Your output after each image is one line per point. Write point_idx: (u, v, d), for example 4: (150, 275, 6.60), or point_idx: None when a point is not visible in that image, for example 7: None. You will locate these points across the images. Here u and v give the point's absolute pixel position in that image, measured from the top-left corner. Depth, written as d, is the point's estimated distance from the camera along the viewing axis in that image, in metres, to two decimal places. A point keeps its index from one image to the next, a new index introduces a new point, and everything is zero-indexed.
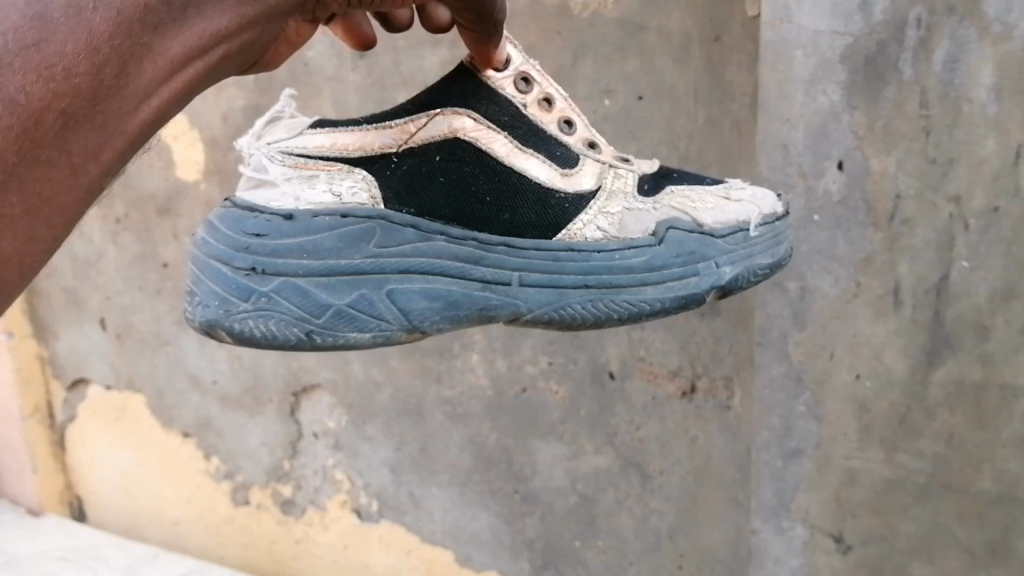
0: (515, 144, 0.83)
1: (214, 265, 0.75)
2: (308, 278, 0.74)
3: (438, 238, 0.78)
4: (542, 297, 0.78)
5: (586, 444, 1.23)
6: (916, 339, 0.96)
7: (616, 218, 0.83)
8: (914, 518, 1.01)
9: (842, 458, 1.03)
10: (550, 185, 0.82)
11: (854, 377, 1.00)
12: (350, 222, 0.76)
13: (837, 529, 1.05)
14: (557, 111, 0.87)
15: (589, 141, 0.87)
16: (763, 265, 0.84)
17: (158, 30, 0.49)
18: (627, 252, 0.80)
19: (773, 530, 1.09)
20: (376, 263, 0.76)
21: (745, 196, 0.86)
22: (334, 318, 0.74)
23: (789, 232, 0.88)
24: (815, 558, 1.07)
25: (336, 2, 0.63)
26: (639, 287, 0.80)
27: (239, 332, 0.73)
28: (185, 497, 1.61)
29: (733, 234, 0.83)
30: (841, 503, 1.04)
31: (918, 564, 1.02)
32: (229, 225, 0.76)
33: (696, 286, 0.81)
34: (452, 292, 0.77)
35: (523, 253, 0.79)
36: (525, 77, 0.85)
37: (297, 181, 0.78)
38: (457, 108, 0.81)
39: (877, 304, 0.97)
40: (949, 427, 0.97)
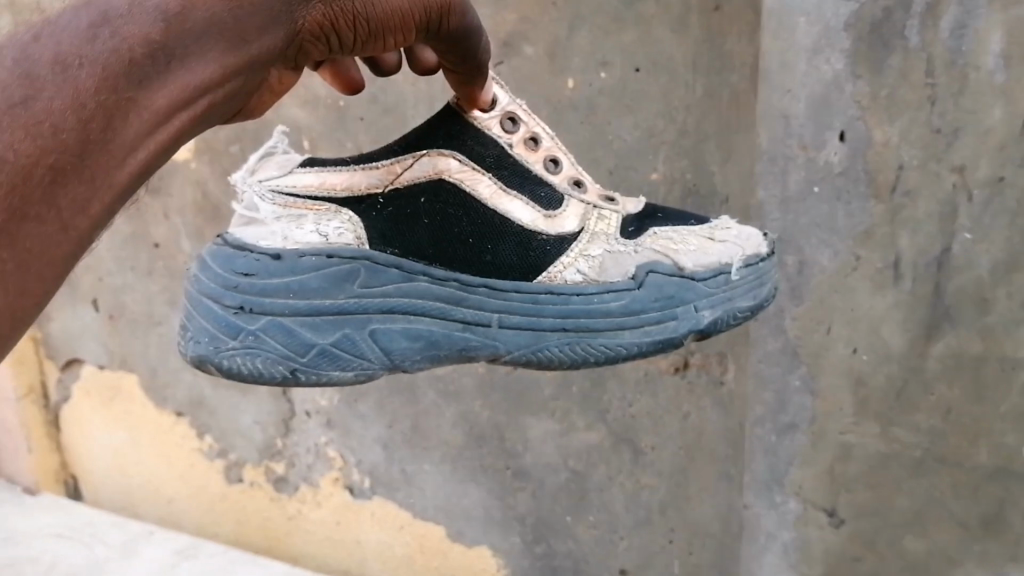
0: (500, 185, 0.81)
1: (205, 301, 0.74)
2: (295, 318, 0.72)
3: (421, 279, 0.75)
4: (521, 339, 0.77)
5: (578, 421, 1.22)
6: (915, 312, 0.96)
7: (596, 261, 0.82)
8: (909, 492, 1.00)
9: (837, 433, 1.02)
10: (533, 228, 0.81)
11: (851, 351, 0.99)
12: (334, 263, 0.73)
13: (830, 504, 1.04)
14: (543, 150, 0.85)
15: (574, 180, 0.86)
16: (743, 308, 0.83)
17: (142, 84, 0.51)
18: (606, 295, 0.79)
19: (767, 504, 1.08)
20: (359, 303, 0.73)
21: (729, 238, 0.85)
22: (318, 357, 0.72)
23: (773, 273, 0.87)
24: (807, 533, 1.06)
25: (317, 49, 0.61)
26: (617, 330, 0.79)
27: (227, 368, 0.71)
28: (178, 475, 1.60)
29: (712, 278, 0.82)
30: (834, 478, 1.03)
31: (912, 538, 1.01)
32: (218, 262, 0.74)
33: (674, 330, 0.80)
34: (434, 333, 0.75)
35: (503, 295, 0.77)
36: (512, 117, 0.82)
37: (287, 221, 0.76)
38: (443, 149, 0.80)
39: (877, 277, 0.96)
40: (946, 400, 0.97)
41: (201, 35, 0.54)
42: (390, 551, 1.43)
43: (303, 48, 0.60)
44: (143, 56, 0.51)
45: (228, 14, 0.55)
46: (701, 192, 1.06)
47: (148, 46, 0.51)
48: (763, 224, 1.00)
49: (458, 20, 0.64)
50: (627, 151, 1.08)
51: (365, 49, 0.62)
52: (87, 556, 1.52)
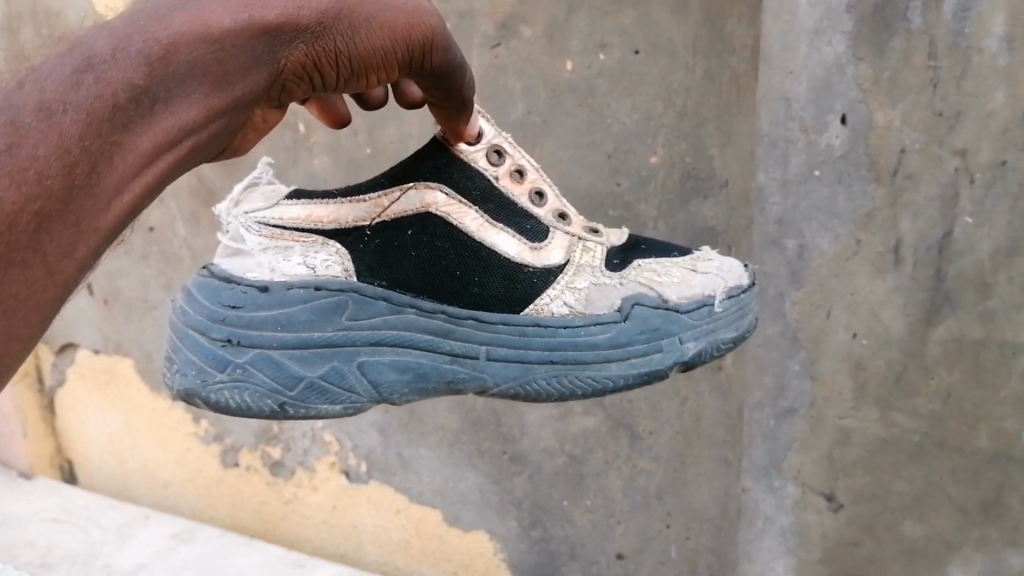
0: (486, 218, 0.79)
1: (189, 333, 0.72)
2: (283, 351, 0.71)
3: (409, 311, 0.74)
4: (509, 371, 0.75)
5: (576, 406, 1.20)
6: (915, 296, 0.95)
7: (582, 293, 0.80)
8: (907, 477, 1.00)
9: (836, 417, 1.02)
10: (519, 261, 0.79)
11: (851, 335, 0.99)
12: (323, 295, 0.71)
13: (828, 488, 1.04)
14: (528, 182, 0.83)
15: (559, 212, 0.84)
16: (726, 338, 0.82)
17: (125, 129, 0.50)
18: (593, 327, 0.77)
19: (764, 489, 1.09)
20: (347, 335, 0.72)
21: (712, 269, 0.84)
22: (306, 391, 0.72)
23: (754, 303, 0.86)
24: (806, 516, 1.07)
25: (302, 90, 0.60)
26: (603, 363, 0.77)
27: (216, 402, 0.71)
28: (174, 460, 1.59)
29: (698, 309, 0.81)
30: (833, 463, 1.03)
31: (910, 523, 1.01)
32: (205, 293, 0.72)
33: (660, 363, 0.78)
34: (423, 365, 0.74)
35: (491, 326, 0.75)
36: (497, 149, 0.81)
37: (274, 253, 0.73)
38: (430, 181, 0.78)
39: (877, 261, 0.96)
40: (946, 385, 0.96)
41: (185, 77, 0.52)
42: (386, 535, 1.42)
43: (284, 86, 0.59)
44: (126, 100, 0.49)
45: (211, 56, 0.53)
46: (701, 175, 1.03)
47: (131, 91, 0.49)
48: (763, 208, 1.00)
49: (441, 56, 0.63)
50: (626, 134, 1.05)
51: (348, 87, 0.61)
52: (82, 539, 1.52)
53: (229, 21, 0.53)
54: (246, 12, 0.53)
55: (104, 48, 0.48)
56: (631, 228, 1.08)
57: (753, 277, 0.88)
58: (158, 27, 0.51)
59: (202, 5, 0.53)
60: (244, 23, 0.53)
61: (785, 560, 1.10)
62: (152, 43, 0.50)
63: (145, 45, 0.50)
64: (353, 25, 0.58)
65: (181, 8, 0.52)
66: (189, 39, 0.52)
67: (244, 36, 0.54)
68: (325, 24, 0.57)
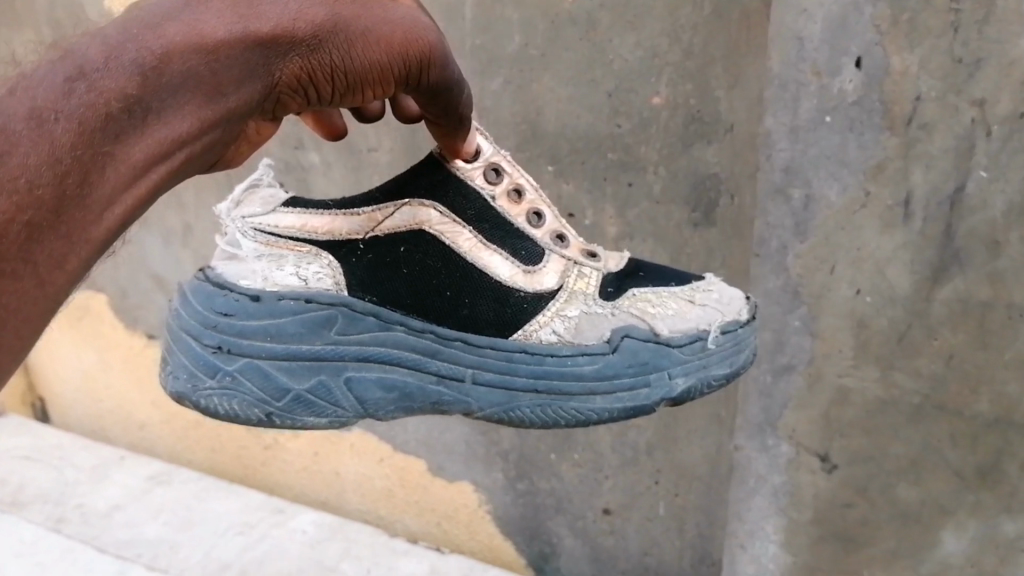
0: (480, 239, 0.76)
1: (184, 337, 0.72)
2: (272, 362, 0.70)
3: (398, 328, 0.73)
4: (493, 397, 0.74)
5: None
6: (923, 253, 0.92)
7: (572, 322, 0.77)
8: (905, 440, 0.97)
9: (834, 376, 0.98)
10: (510, 283, 0.76)
11: (854, 293, 0.95)
12: (313, 308, 0.71)
13: (824, 448, 1.01)
14: (526, 202, 0.80)
15: (557, 233, 0.81)
16: (718, 375, 0.78)
17: (117, 138, 0.50)
18: (579, 358, 0.75)
19: (758, 447, 1.06)
20: (335, 350, 0.71)
21: (711, 300, 0.80)
22: (293, 403, 0.71)
23: (752, 338, 0.82)
24: (799, 476, 1.04)
25: (296, 103, 0.61)
26: (589, 395, 0.75)
27: (205, 406, 0.71)
28: (150, 401, 1.55)
29: (690, 344, 0.77)
30: (829, 422, 1.00)
31: (905, 486, 0.99)
32: (199, 298, 0.72)
33: (646, 398, 0.76)
34: (409, 384, 0.73)
35: (478, 349, 0.74)
36: (496, 167, 0.78)
37: (268, 262, 0.73)
38: (424, 198, 0.75)
39: (885, 215, 0.92)
40: (949, 346, 0.93)
41: (178, 87, 0.53)
42: (368, 483, 1.40)
43: (281, 97, 0.59)
44: (118, 110, 0.50)
45: (204, 67, 0.54)
46: (705, 120, 0.98)
47: (123, 101, 0.50)
48: (769, 153, 0.95)
49: (439, 73, 0.62)
50: (629, 71, 0.99)
51: (344, 100, 0.61)
52: (58, 480, 1.49)
53: (222, 33, 0.54)
54: (240, 24, 0.54)
55: (98, 56, 0.49)
56: (630, 173, 1.04)
57: (755, 308, 0.84)
58: (152, 38, 0.52)
59: (197, 16, 0.54)
60: (238, 36, 0.54)
61: (776, 519, 1.07)
62: (145, 53, 0.51)
63: (139, 55, 0.51)
64: (351, 38, 0.58)
65: (174, 20, 0.53)
66: (182, 50, 0.53)
67: (237, 47, 0.55)
68: (321, 37, 0.57)
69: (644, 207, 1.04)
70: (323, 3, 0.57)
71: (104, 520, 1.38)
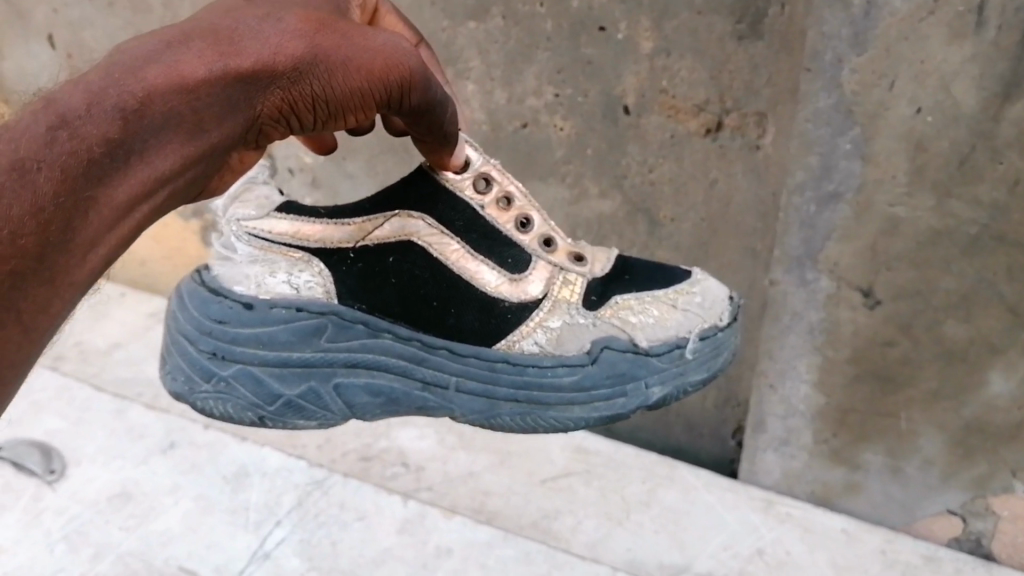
0: (467, 250, 0.74)
1: (182, 341, 0.73)
2: (264, 368, 0.71)
3: (385, 335, 0.72)
4: (474, 406, 0.73)
5: (592, 187, 1.08)
6: (994, 67, 0.80)
7: (554, 332, 0.74)
8: (957, 272, 0.90)
9: (885, 205, 0.90)
10: (494, 293, 0.74)
11: (915, 111, 0.85)
12: (304, 316, 0.71)
13: (867, 283, 0.94)
14: (514, 209, 0.76)
15: (545, 238, 0.77)
16: (695, 382, 0.74)
17: (99, 181, 0.51)
18: (560, 369, 0.73)
19: (796, 282, 0.97)
20: (325, 357, 0.71)
21: (693, 304, 0.75)
22: (285, 407, 0.73)
23: (734, 340, 0.78)
24: (838, 313, 0.96)
25: (279, 130, 0.61)
26: (567, 405, 0.74)
27: (202, 405, 0.74)
28: (150, 236, 1.48)
29: (668, 353, 0.73)
30: (876, 254, 0.92)
31: (954, 323, 0.92)
32: (194, 303, 0.72)
33: (623, 407, 0.74)
34: (395, 389, 0.73)
35: (462, 358, 0.72)
36: (484, 177, 0.75)
37: (261, 267, 0.72)
38: (414, 210, 0.74)
39: (954, 25, 0.80)
40: (1016, 171, 0.84)
41: (163, 126, 0.53)
42: None
43: (265, 124, 0.59)
44: (100, 154, 0.50)
45: (185, 106, 0.53)
46: None
47: (106, 145, 0.50)
48: None
49: (422, 97, 0.61)
50: None
51: (326, 126, 0.61)
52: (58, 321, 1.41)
53: (201, 72, 0.53)
54: (220, 62, 0.54)
55: (78, 103, 0.49)
56: None
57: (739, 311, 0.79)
58: (133, 81, 0.51)
59: (176, 55, 0.53)
60: (216, 75, 0.54)
61: (810, 359, 1.00)
62: (126, 98, 0.51)
63: (123, 97, 0.51)
64: (330, 69, 0.57)
65: (157, 62, 0.52)
66: (162, 92, 0.52)
67: (219, 84, 0.54)
68: (301, 70, 0.57)
69: (683, 20, 0.92)
70: (302, 35, 0.56)
71: (103, 359, 1.33)
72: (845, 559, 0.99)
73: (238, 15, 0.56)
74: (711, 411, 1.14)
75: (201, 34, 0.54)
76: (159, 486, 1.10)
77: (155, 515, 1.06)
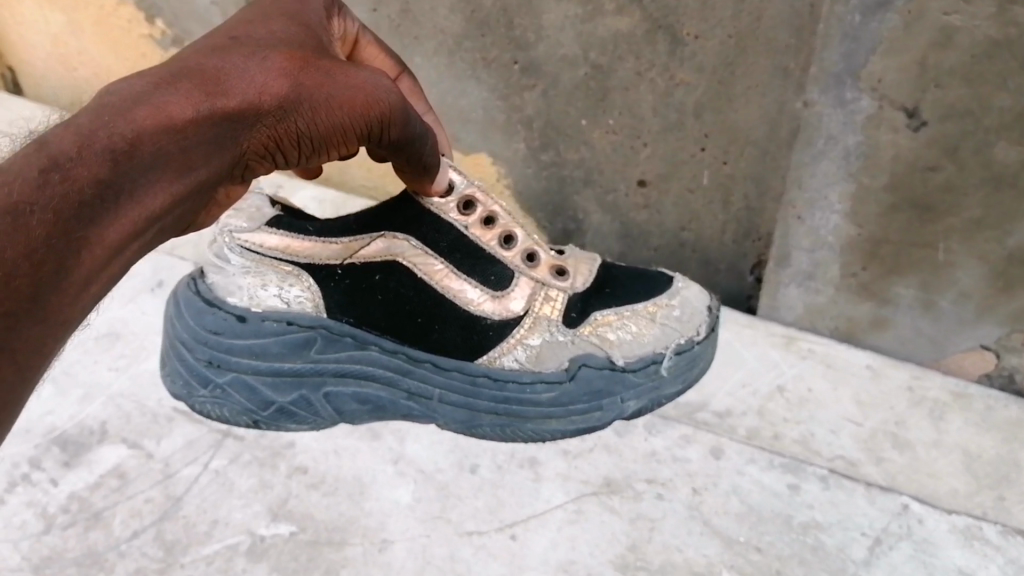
0: (450, 269, 0.84)
1: (179, 347, 0.84)
2: (258, 377, 0.83)
3: (373, 348, 0.83)
4: (457, 414, 0.87)
5: (607, 4, 0.93)
6: None
7: (534, 350, 0.86)
8: (1014, 90, 0.80)
9: (939, 13, 0.78)
10: (477, 311, 0.85)
11: None
12: (294, 330, 0.81)
13: (912, 102, 0.84)
14: (498, 227, 0.86)
15: (528, 253, 0.87)
16: (666, 394, 0.90)
17: (92, 222, 0.52)
18: (538, 385, 0.85)
19: (833, 102, 0.88)
20: (315, 367, 0.83)
21: (671, 318, 0.89)
22: (277, 411, 0.85)
23: (708, 351, 0.91)
24: (877, 136, 0.88)
25: (262, 164, 0.67)
26: (544, 418, 0.87)
27: (201, 407, 0.86)
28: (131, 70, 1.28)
29: (644, 368, 0.86)
30: (924, 71, 0.82)
31: (1005, 146, 0.83)
32: (190, 312, 0.82)
33: (598, 419, 0.88)
34: (382, 397, 0.86)
35: (446, 373, 0.85)
36: (468, 200, 0.85)
37: (253, 278, 0.81)
38: (397, 231, 0.82)
39: None
40: None
41: (152, 163, 0.56)
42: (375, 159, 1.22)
43: (244, 156, 0.64)
44: (92, 195, 0.52)
45: (174, 145, 0.57)
46: None
47: (97, 185, 0.52)
48: None
49: (398, 130, 0.69)
50: None
51: (308, 159, 0.69)
52: None
53: (188, 111, 0.57)
54: (207, 103, 0.59)
55: (70, 144, 0.52)
56: None
57: (715, 322, 0.92)
58: (123, 122, 0.54)
59: (165, 95, 0.57)
60: (203, 113, 0.59)
61: (843, 187, 0.93)
62: (117, 138, 0.54)
63: (114, 135, 0.54)
64: (314, 107, 0.65)
65: (145, 102, 0.56)
66: (151, 132, 0.55)
67: (206, 122, 0.59)
68: (285, 108, 0.64)
69: None
70: (286, 74, 0.63)
71: None
72: (870, 396, 0.95)
73: (220, 57, 0.62)
74: (729, 246, 1.07)
75: (186, 76, 0.59)
76: (150, 326, 1.04)
77: (146, 355, 1.01)
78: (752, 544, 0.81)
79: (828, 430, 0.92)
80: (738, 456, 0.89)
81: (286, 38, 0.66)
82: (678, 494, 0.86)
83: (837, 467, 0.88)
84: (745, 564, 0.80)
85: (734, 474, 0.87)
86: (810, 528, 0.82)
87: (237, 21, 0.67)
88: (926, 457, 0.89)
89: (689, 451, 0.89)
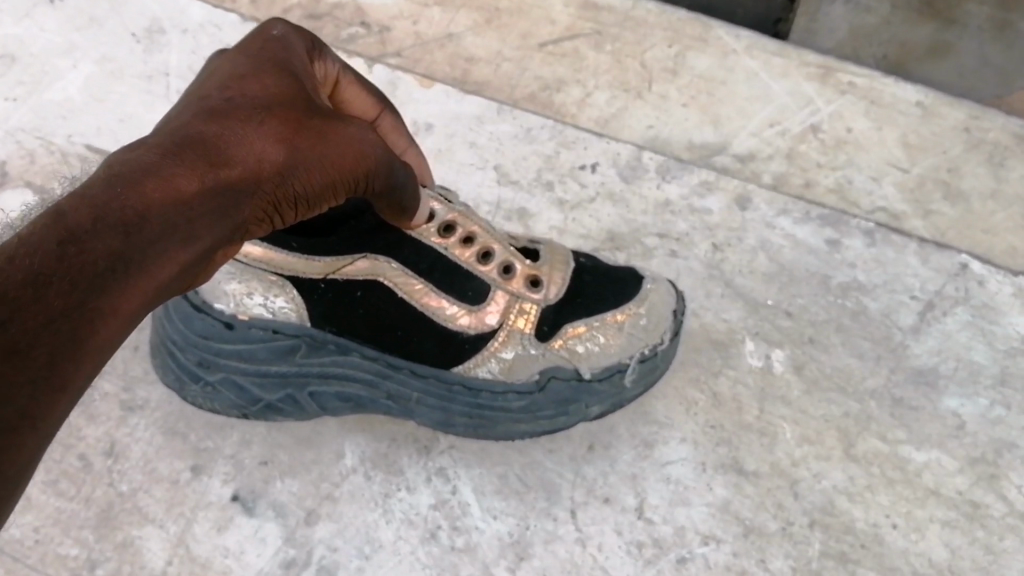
0: (427, 288, 0.55)
1: (164, 330, 0.59)
2: (246, 377, 0.58)
3: (354, 353, 0.56)
4: (436, 416, 0.60)
5: None
6: None
7: (506, 362, 0.57)
8: None
9: None
10: (454, 325, 0.56)
11: None
12: (280, 338, 0.55)
13: None
14: (477, 245, 0.56)
15: (507, 266, 0.56)
16: (630, 396, 0.63)
17: (107, 300, 0.33)
18: (509, 395, 0.58)
19: None
20: (302, 369, 0.57)
21: (640, 326, 0.59)
22: (265, 408, 0.61)
23: (673, 347, 0.63)
24: None
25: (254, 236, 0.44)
26: (515, 421, 0.60)
27: (195, 402, 0.63)
28: None
29: (610, 377, 0.59)
30: None
31: None
32: (176, 312, 0.55)
33: (562, 423, 0.62)
34: (362, 397, 0.60)
35: (425, 379, 0.57)
36: (449, 225, 0.56)
37: (238, 285, 0.53)
38: (373, 254, 0.53)
39: None
40: None
41: (167, 242, 0.36)
42: None
43: (243, 238, 0.42)
44: (106, 274, 0.32)
45: (185, 224, 0.37)
46: None
47: (111, 265, 0.33)
48: None
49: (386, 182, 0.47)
50: None
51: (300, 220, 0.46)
52: None
53: (196, 183, 0.37)
54: (214, 172, 0.38)
55: (81, 215, 0.32)
56: None
57: (680, 299, 0.64)
58: (133, 194, 0.34)
59: (170, 165, 0.37)
60: (212, 187, 0.38)
61: None
62: (128, 211, 0.34)
63: (118, 208, 0.34)
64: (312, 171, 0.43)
65: (145, 169, 0.36)
66: (164, 207, 0.35)
67: (216, 192, 0.38)
68: (288, 175, 0.42)
69: None
70: (285, 137, 0.42)
71: None
72: (919, 137, 0.80)
73: (218, 116, 0.41)
74: None
75: (184, 142, 0.38)
76: (48, 45, 0.82)
77: (50, 83, 0.80)
78: (781, 308, 0.70)
79: (868, 177, 0.78)
80: (767, 206, 0.75)
81: (297, 83, 0.45)
82: (695, 252, 0.73)
83: (881, 220, 0.75)
84: (772, 332, 0.69)
85: (762, 228, 0.74)
86: (851, 291, 0.71)
87: (216, 70, 0.45)
88: (982, 210, 0.76)
89: (710, 201, 0.75)
